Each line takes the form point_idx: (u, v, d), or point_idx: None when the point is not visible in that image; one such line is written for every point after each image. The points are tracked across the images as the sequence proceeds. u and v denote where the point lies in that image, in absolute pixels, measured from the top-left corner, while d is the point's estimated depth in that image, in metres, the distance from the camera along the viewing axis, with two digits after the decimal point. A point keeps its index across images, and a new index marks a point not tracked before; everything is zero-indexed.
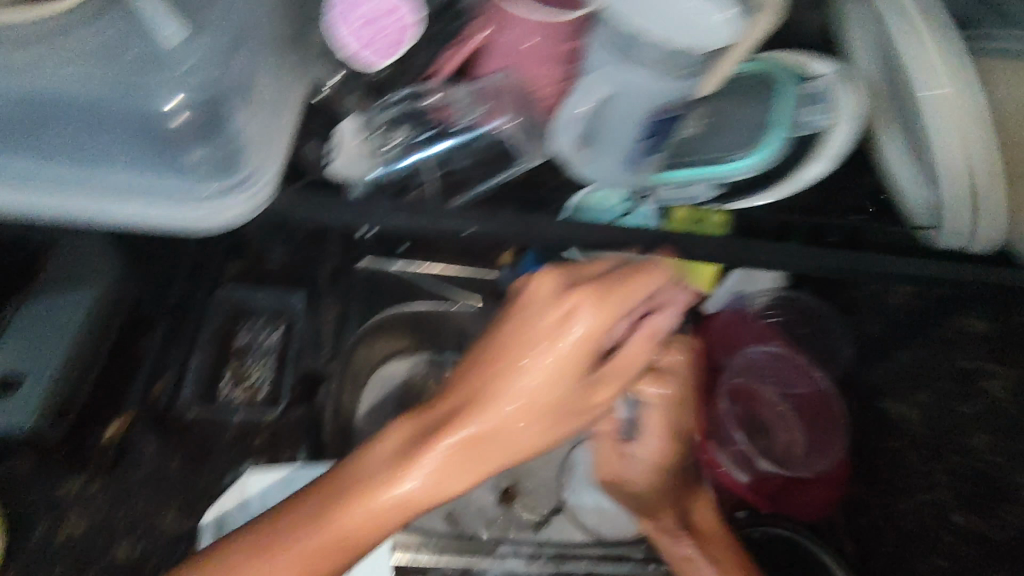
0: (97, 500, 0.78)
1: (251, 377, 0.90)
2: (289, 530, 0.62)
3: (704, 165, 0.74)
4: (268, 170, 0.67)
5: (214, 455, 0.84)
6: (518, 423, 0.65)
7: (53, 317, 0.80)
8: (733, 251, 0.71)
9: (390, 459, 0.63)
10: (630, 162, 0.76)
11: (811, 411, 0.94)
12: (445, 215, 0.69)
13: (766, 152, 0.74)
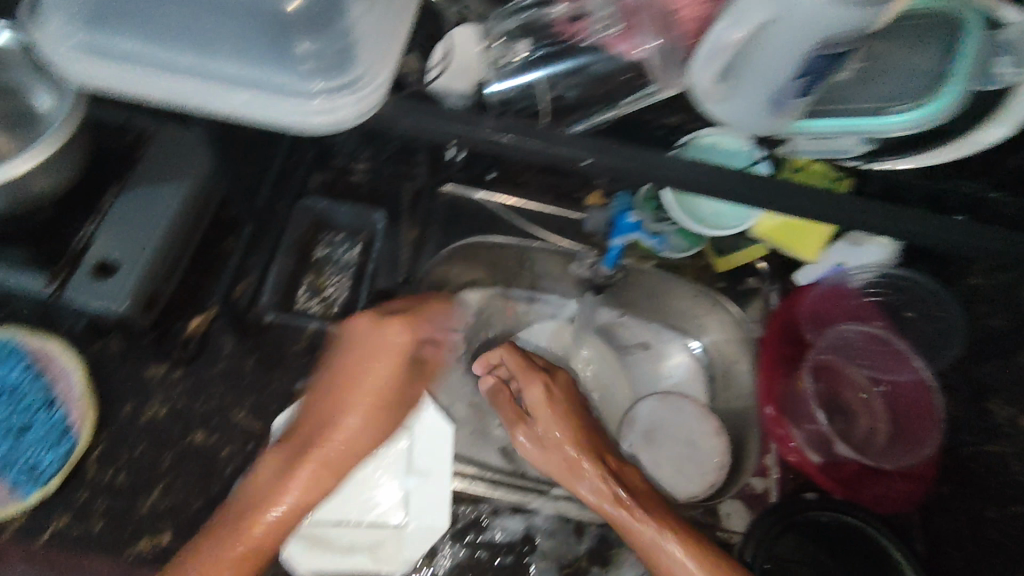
0: (180, 388, 0.83)
1: (328, 290, 0.92)
2: (243, 519, 0.69)
3: (855, 117, 0.63)
4: (385, 63, 0.59)
5: (286, 361, 0.87)
6: (362, 430, 0.77)
7: (146, 207, 0.80)
8: (860, 214, 0.62)
9: (273, 476, 0.72)
10: (777, 106, 0.55)
11: (904, 400, 0.88)
12: (562, 141, 0.60)
13: (931, 112, 0.60)
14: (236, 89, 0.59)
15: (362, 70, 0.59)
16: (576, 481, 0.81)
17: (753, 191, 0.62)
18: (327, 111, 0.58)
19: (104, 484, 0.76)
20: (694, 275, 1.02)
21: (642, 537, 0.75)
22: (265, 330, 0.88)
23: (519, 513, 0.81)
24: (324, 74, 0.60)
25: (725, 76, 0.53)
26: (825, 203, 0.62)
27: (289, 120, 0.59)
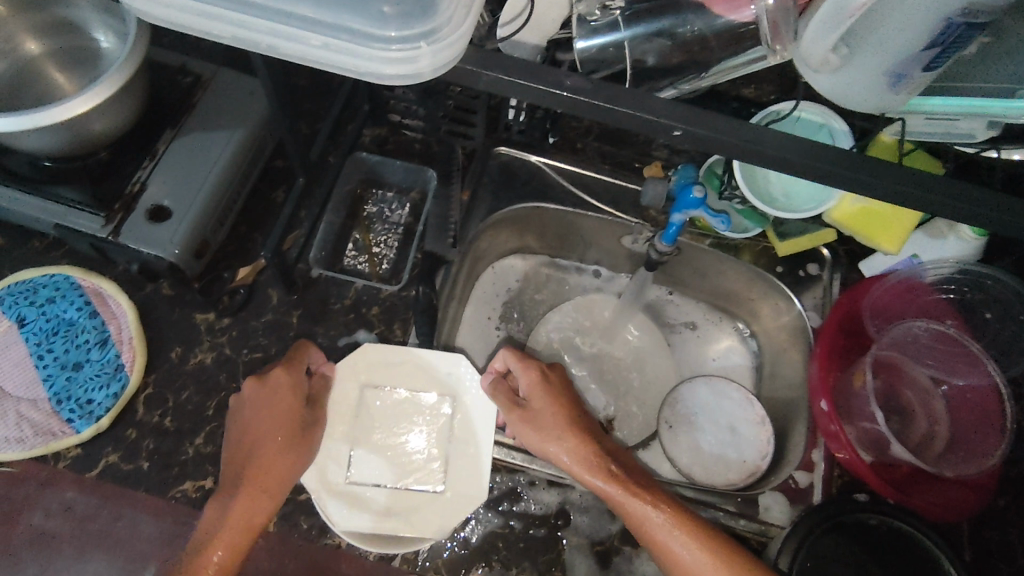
0: (227, 336, 0.83)
1: (375, 247, 0.90)
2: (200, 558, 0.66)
3: (980, 98, 0.54)
4: (463, 12, 0.51)
5: (331, 318, 0.86)
6: (283, 458, 0.71)
7: (196, 156, 0.82)
8: (960, 204, 0.54)
9: (216, 523, 0.68)
10: (895, 81, 0.49)
11: (966, 407, 0.84)
12: (654, 101, 0.52)
13: None
14: (304, 28, 0.51)
15: (440, 19, 0.51)
16: (587, 470, 0.73)
17: (840, 173, 0.53)
18: (406, 58, 0.51)
19: (151, 425, 0.78)
20: (752, 256, 0.97)
21: (648, 524, 0.70)
22: (312, 284, 0.87)
23: (554, 487, 0.80)
24: (407, 17, 0.51)
25: (842, 45, 0.48)
26: (917, 184, 0.53)
27: (364, 67, 0.52)
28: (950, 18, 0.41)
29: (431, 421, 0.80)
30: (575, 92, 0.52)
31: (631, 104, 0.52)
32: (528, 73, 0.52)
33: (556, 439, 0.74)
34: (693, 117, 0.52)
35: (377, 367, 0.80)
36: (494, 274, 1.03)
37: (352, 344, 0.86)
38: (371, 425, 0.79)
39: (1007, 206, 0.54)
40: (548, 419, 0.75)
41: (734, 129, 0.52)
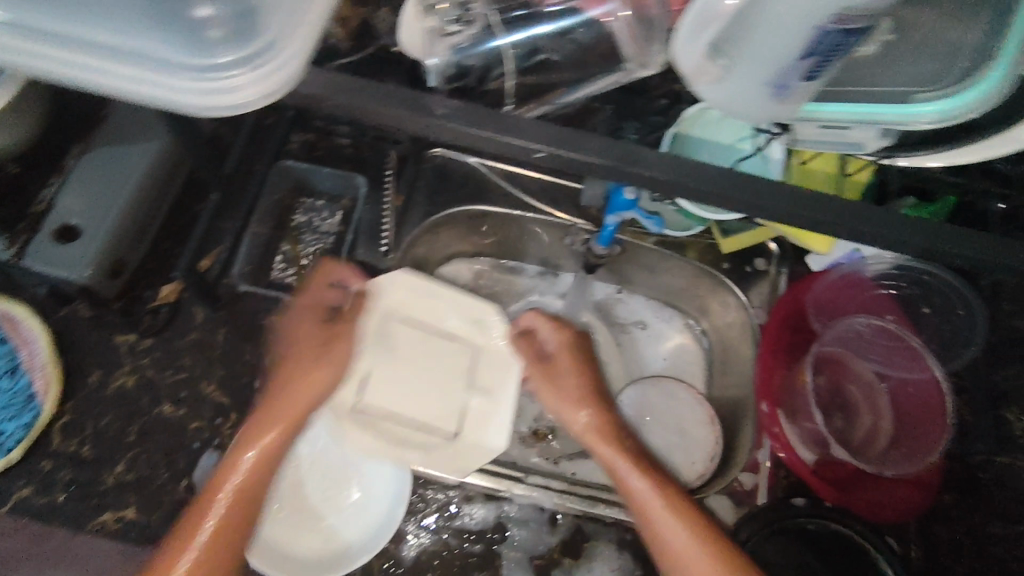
0: (148, 357, 0.80)
1: (304, 259, 0.87)
2: (197, 515, 0.67)
3: (872, 103, 0.52)
4: (291, 31, 0.48)
5: (258, 335, 0.83)
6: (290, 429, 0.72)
7: (88, 180, 0.77)
8: (860, 217, 0.52)
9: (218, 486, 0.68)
10: (779, 91, 0.44)
11: (909, 403, 0.82)
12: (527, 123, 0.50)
13: (960, 102, 0.50)
14: (127, 66, 0.48)
15: (267, 40, 0.47)
16: (598, 439, 0.77)
17: (737, 190, 0.51)
18: (236, 85, 0.47)
19: (68, 454, 0.75)
20: (698, 254, 0.95)
21: (650, 505, 0.72)
22: (238, 300, 0.83)
23: (490, 500, 0.80)
24: (234, 31, 0.48)
25: (726, 55, 0.44)
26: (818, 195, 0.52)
27: (191, 100, 0.47)
28: (821, 27, 0.38)
29: (454, 367, 0.81)
30: (446, 112, 0.49)
31: (507, 124, 0.49)
32: (395, 96, 0.49)
33: (573, 402, 0.79)
34: (563, 139, 0.49)
35: (402, 300, 0.81)
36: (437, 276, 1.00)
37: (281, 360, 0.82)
38: (389, 363, 0.80)
39: (913, 223, 0.53)
40: (572, 377, 0.80)
41: (605, 147, 0.50)
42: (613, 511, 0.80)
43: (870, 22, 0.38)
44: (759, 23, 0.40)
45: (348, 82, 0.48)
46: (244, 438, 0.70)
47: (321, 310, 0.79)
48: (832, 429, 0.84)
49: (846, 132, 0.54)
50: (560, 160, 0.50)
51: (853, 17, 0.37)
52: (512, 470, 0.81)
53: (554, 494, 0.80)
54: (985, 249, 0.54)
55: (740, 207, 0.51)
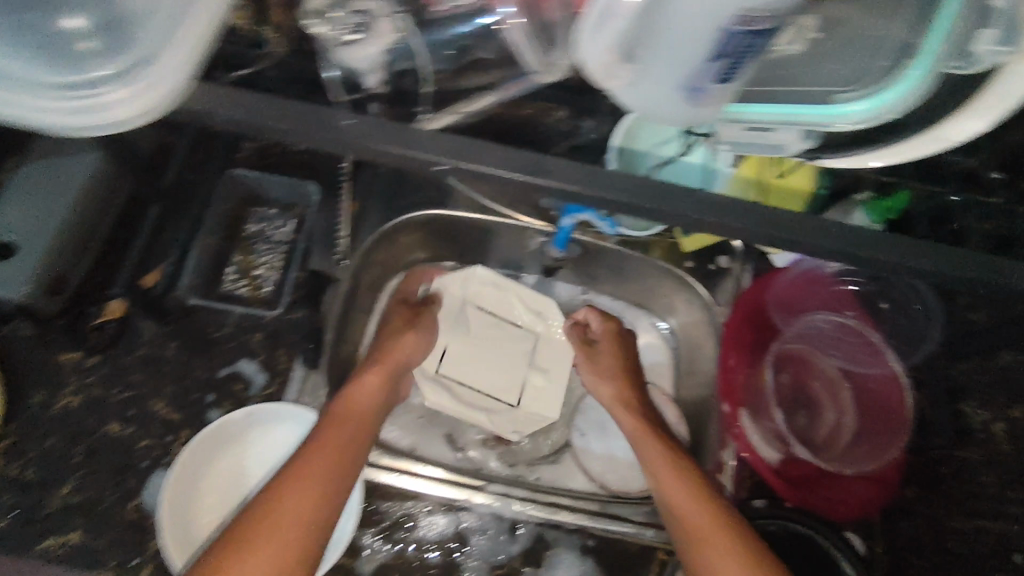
0: (94, 375, 0.77)
1: (256, 269, 0.85)
2: (289, 481, 0.65)
3: (797, 103, 0.46)
4: (169, 46, 0.45)
5: (209, 349, 0.80)
6: (371, 400, 0.76)
7: (21, 195, 0.74)
8: (777, 222, 0.48)
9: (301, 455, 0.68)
10: (695, 95, 0.40)
11: (869, 399, 0.82)
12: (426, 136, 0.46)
13: (884, 104, 0.45)
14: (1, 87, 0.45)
15: (146, 57, 0.45)
16: (622, 410, 0.86)
17: (638, 195, 0.47)
18: (111, 104, 0.45)
19: (11, 479, 0.72)
20: (661, 253, 0.93)
21: (663, 469, 0.76)
22: (188, 313, 0.81)
23: (449, 510, 0.80)
24: (117, 51, 0.46)
25: (635, 57, 0.40)
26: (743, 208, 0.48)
27: (65, 121, 0.45)
28: (726, 28, 0.34)
29: (515, 351, 0.92)
30: (344, 122, 0.45)
31: (406, 138, 0.45)
32: (284, 107, 0.45)
33: (606, 380, 0.88)
34: (463, 150, 0.45)
35: (477, 291, 0.93)
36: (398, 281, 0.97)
37: (233, 374, 0.80)
38: (463, 350, 0.91)
39: (836, 230, 0.48)
40: (622, 355, 0.90)
41: (505, 159, 0.45)
42: (572, 518, 0.80)
43: (780, 21, 0.34)
44: (666, 21, 0.36)
45: (244, 95, 0.45)
46: (316, 436, 0.69)
47: (408, 305, 0.90)
48: (795, 426, 0.84)
49: (765, 135, 0.47)
50: (468, 175, 0.46)
51: (759, 17, 0.34)
52: (474, 479, 0.82)
53: (515, 502, 0.80)
54: (919, 253, 0.49)
55: (641, 204, 0.47)
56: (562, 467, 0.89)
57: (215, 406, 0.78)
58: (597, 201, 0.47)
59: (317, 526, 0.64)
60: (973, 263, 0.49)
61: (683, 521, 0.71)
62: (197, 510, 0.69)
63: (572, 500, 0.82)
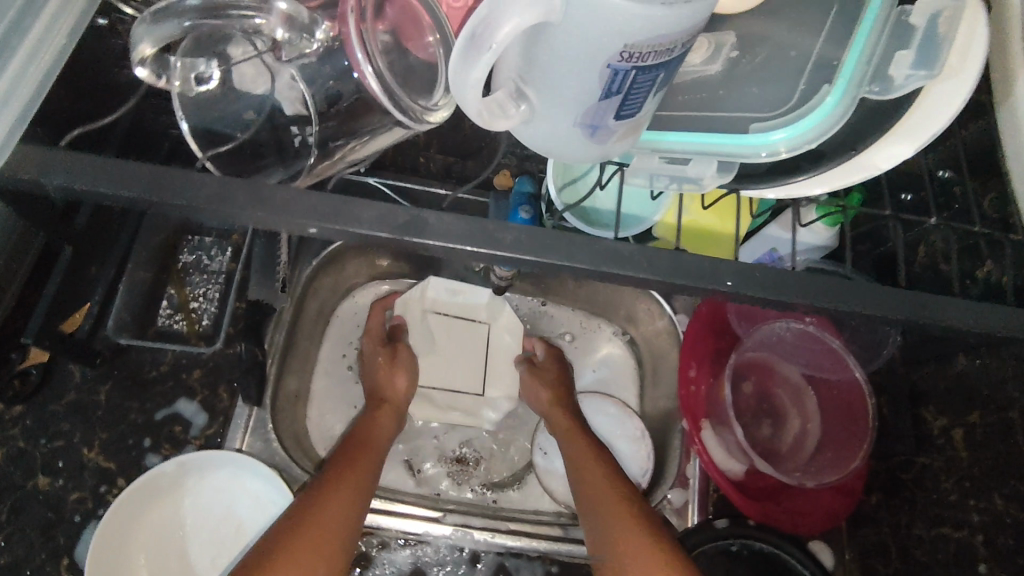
0: (20, 426, 0.73)
1: (192, 304, 0.79)
2: (319, 494, 0.64)
3: (717, 134, 0.46)
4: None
5: (144, 390, 0.76)
6: (378, 426, 0.78)
7: None
8: (683, 268, 0.43)
9: (320, 477, 0.67)
10: (596, 132, 0.38)
11: (832, 404, 0.80)
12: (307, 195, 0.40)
13: (806, 130, 0.43)
14: None
15: None
16: (562, 420, 0.82)
17: (526, 246, 0.42)
18: None
19: None
20: None
21: (597, 483, 0.72)
22: (122, 352, 0.77)
23: (407, 545, 0.76)
24: None
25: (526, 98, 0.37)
26: (676, 262, 0.43)
27: None
28: (610, 65, 0.32)
29: (476, 345, 0.90)
30: (203, 186, 0.40)
31: (270, 205, 0.40)
32: (130, 178, 0.40)
33: (545, 396, 0.84)
34: (338, 212, 0.40)
35: (438, 296, 0.90)
36: (349, 303, 0.93)
37: (172, 416, 0.76)
38: (434, 358, 0.89)
39: (754, 271, 0.44)
40: (560, 372, 0.87)
41: (382, 220, 0.40)
42: (534, 545, 0.77)
43: (670, 56, 0.32)
44: (543, 60, 0.33)
45: (91, 158, 0.40)
46: (342, 463, 0.69)
47: (374, 335, 0.86)
48: (761, 437, 0.83)
49: (683, 168, 0.48)
50: (343, 238, 0.41)
51: (646, 52, 0.31)
52: (431, 511, 0.78)
53: (474, 533, 0.77)
54: (845, 293, 0.44)
55: (527, 257, 0.41)
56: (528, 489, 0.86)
57: (153, 451, 0.74)
58: (486, 255, 0.41)
59: (340, 546, 0.62)
60: (897, 304, 0.45)
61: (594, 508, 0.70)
62: (130, 548, 0.67)
63: (533, 526, 0.79)
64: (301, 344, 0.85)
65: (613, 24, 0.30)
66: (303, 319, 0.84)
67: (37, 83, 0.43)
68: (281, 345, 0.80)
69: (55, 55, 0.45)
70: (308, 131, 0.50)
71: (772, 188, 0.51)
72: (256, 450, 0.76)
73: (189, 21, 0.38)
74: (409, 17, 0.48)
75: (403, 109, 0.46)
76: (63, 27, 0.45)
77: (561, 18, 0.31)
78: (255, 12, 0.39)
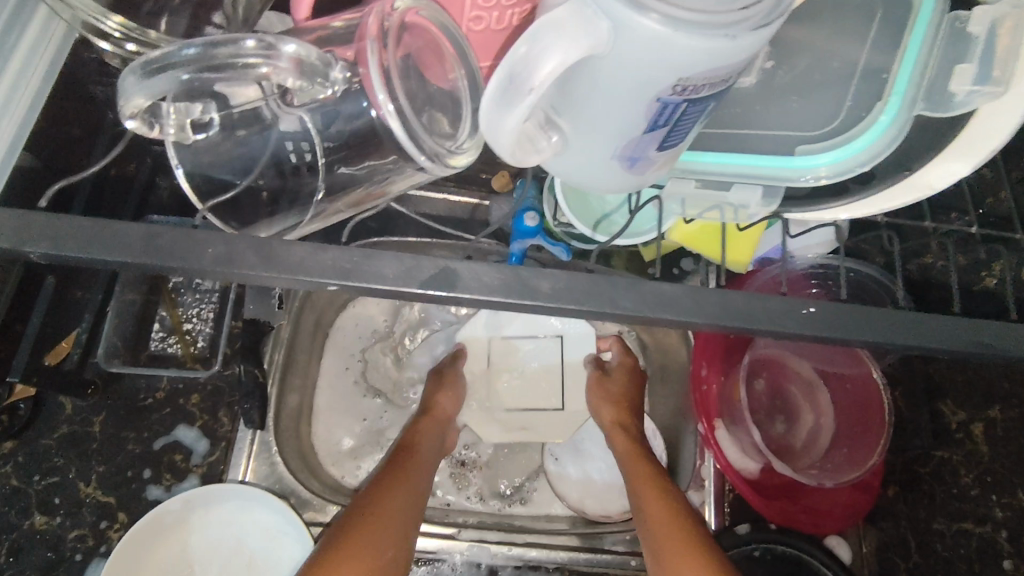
0: (13, 463, 0.70)
1: (186, 325, 0.74)
2: (376, 501, 0.64)
3: (762, 153, 0.46)
4: None
5: (140, 418, 0.73)
6: (430, 429, 0.76)
7: None
8: (732, 308, 0.39)
9: (376, 482, 0.67)
10: (636, 163, 0.37)
11: (851, 402, 0.77)
12: (308, 244, 0.37)
13: (860, 150, 0.43)
14: None
15: None
16: (619, 436, 0.76)
17: (568, 294, 0.38)
18: None
19: None
20: None
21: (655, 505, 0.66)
22: (115, 379, 0.73)
23: (423, 564, 0.75)
24: None
25: (558, 127, 0.36)
26: (723, 297, 0.39)
27: None
28: (662, 99, 0.31)
29: (543, 365, 0.84)
30: (208, 248, 0.36)
31: (283, 265, 0.36)
32: (124, 244, 0.36)
33: (604, 407, 0.78)
34: (354, 270, 0.37)
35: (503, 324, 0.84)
36: (348, 313, 0.85)
37: (171, 444, 0.73)
38: (497, 383, 0.83)
39: (806, 306, 0.39)
40: (634, 380, 0.81)
41: (407, 273, 0.37)
42: (552, 556, 0.75)
43: (721, 86, 0.31)
44: (585, 90, 0.32)
45: (69, 222, 0.36)
46: (391, 471, 0.69)
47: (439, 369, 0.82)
48: (773, 434, 0.81)
49: (726, 192, 0.49)
50: (364, 294, 0.38)
51: (698, 85, 0.30)
52: (445, 528, 0.76)
53: (490, 548, 0.75)
54: (898, 326, 0.40)
55: (570, 306, 0.38)
56: (544, 486, 0.82)
57: (154, 482, 0.71)
58: (521, 307, 0.38)
59: (399, 548, 0.62)
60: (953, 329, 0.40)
61: (647, 523, 0.65)
62: None
63: (550, 538, 0.77)
64: (301, 360, 0.80)
65: (669, 58, 0.28)
66: (302, 334, 0.79)
67: (8, 138, 0.44)
68: (281, 365, 0.76)
69: (27, 107, 0.45)
70: (303, 148, 0.45)
71: (802, 213, 0.50)
72: (261, 476, 0.73)
73: (185, 73, 0.32)
74: (429, 47, 0.43)
75: (421, 148, 0.41)
76: (34, 77, 0.46)
77: (606, 50, 0.29)
78: (259, 58, 0.32)
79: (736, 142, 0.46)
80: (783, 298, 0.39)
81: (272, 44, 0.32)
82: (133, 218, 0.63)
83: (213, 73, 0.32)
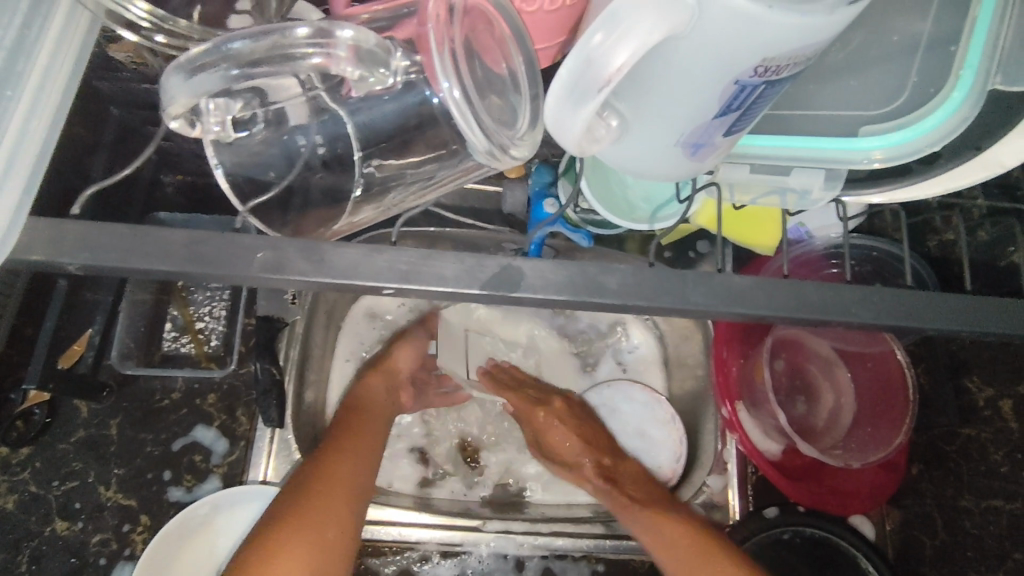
0: (30, 469, 0.68)
1: (198, 324, 0.73)
2: (325, 478, 0.63)
3: (819, 136, 0.44)
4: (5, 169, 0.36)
5: (156, 418, 0.71)
6: (376, 384, 0.75)
7: None
8: (790, 297, 0.39)
9: (321, 452, 0.66)
10: (695, 149, 0.36)
11: (877, 381, 0.74)
12: (358, 246, 0.36)
13: (925, 129, 0.42)
14: None
15: None
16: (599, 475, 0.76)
17: (633, 292, 0.37)
18: None
19: None
20: None
21: (684, 541, 0.67)
22: (129, 381, 0.72)
23: (450, 557, 0.74)
24: None
25: (616, 112, 0.34)
26: (773, 292, 0.39)
27: None
28: (740, 81, 0.30)
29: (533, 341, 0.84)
30: (256, 253, 0.35)
31: (334, 269, 0.35)
32: (164, 252, 0.34)
33: (555, 426, 0.77)
34: (412, 272, 0.36)
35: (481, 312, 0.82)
36: (362, 304, 0.83)
37: (190, 445, 0.72)
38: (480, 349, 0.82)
39: (872, 299, 0.40)
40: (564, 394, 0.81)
41: (470, 274, 0.36)
42: (578, 545, 0.75)
43: (801, 66, 0.31)
44: (659, 72, 0.31)
45: (106, 231, 0.35)
46: (331, 447, 0.66)
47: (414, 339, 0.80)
48: (794, 416, 0.77)
49: (785, 176, 0.48)
50: (420, 296, 0.37)
51: (782, 65, 0.30)
52: (470, 519, 0.74)
53: (517, 538, 0.74)
54: (939, 309, 0.40)
55: (632, 301, 0.37)
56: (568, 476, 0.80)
57: (175, 484, 0.70)
58: (584, 305, 0.37)
59: (351, 532, 0.62)
60: (995, 313, 0.40)
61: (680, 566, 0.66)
62: None
63: (575, 525, 0.76)
64: (315, 355, 0.77)
65: (757, 34, 0.28)
66: (317, 328, 0.77)
67: (45, 136, 0.38)
68: (295, 360, 0.74)
69: (56, 106, 0.39)
70: (318, 142, 0.44)
71: (848, 197, 0.50)
72: (283, 475, 0.72)
73: (233, 68, 0.31)
74: (485, 28, 0.40)
75: (484, 134, 0.38)
76: (62, 71, 0.40)
77: (689, 29, 0.29)
78: (312, 48, 0.31)
79: (788, 125, 0.45)
80: (835, 288, 0.39)
81: (328, 31, 0.31)
82: (142, 218, 0.61)
83: (263, 65, 0.31)
